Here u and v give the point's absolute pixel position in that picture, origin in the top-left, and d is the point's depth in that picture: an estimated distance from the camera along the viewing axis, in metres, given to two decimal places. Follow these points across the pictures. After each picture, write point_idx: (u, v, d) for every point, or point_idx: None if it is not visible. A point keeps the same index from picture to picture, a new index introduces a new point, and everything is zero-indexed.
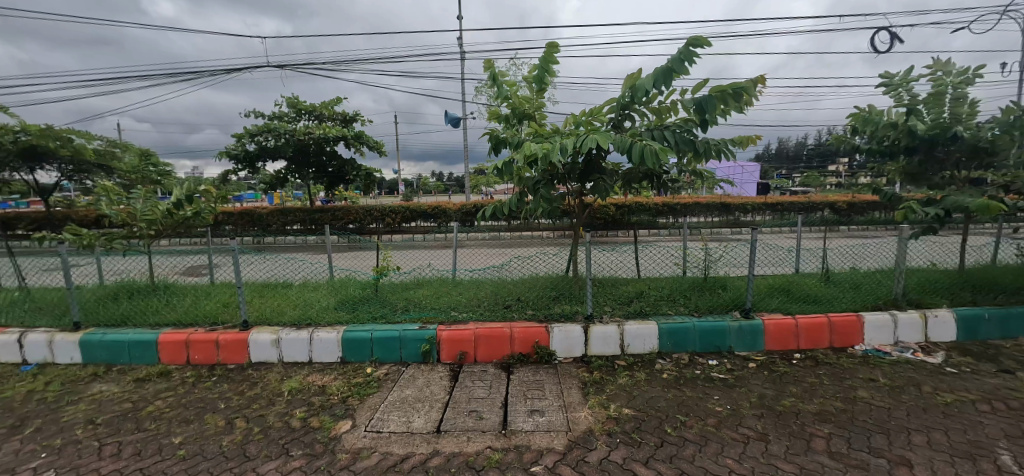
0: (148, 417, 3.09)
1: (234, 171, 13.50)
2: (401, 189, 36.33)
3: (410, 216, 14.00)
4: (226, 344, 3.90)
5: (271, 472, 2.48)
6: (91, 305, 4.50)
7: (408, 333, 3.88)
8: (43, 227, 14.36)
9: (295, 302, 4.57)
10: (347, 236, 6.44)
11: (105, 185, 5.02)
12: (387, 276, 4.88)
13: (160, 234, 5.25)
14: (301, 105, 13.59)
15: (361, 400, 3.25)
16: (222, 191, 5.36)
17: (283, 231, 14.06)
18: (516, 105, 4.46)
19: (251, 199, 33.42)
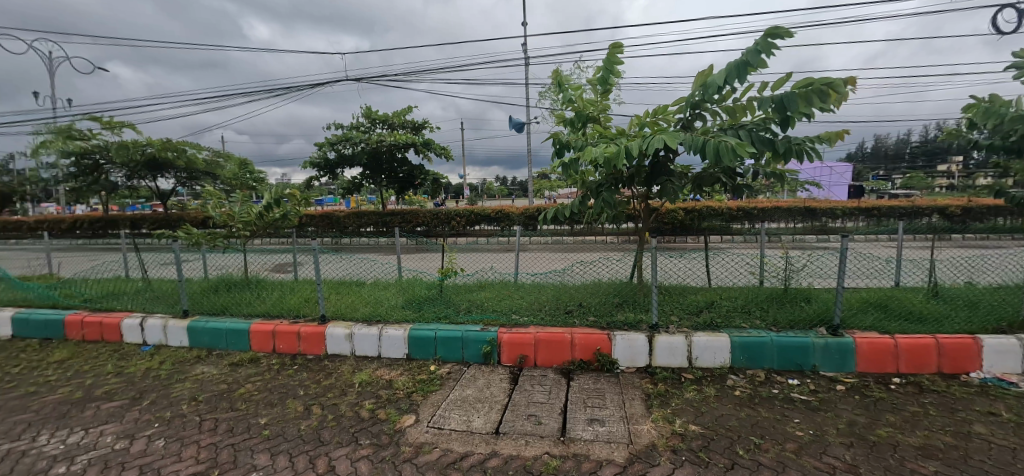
0: (239, 398, 3.43)
1: (316, 178, 14.67)
2: (466, 193, 37.40)
3: (473, 220, 14.34)
4: (306, 336, 4.23)
5: (342, 458, 2.64)
6: (198, 295, 5.11)
7: (470, 334, 3.96)
8: (163, 226, 16.54)
9: (367, 300, 4.85)
10: (415, 237, 6.63)
11: (211, 190, 5.68)
12: (452, 278, 5.02)
13: (255, 234, 5.82)
14: (376, 115, 14.48)
15: (425, 396, 3.37)
16: (305, 195, 5.82)
17: (358, 233, 15.03)
18: (581, 108, 4.40)
19: (331, 202, 36.17)
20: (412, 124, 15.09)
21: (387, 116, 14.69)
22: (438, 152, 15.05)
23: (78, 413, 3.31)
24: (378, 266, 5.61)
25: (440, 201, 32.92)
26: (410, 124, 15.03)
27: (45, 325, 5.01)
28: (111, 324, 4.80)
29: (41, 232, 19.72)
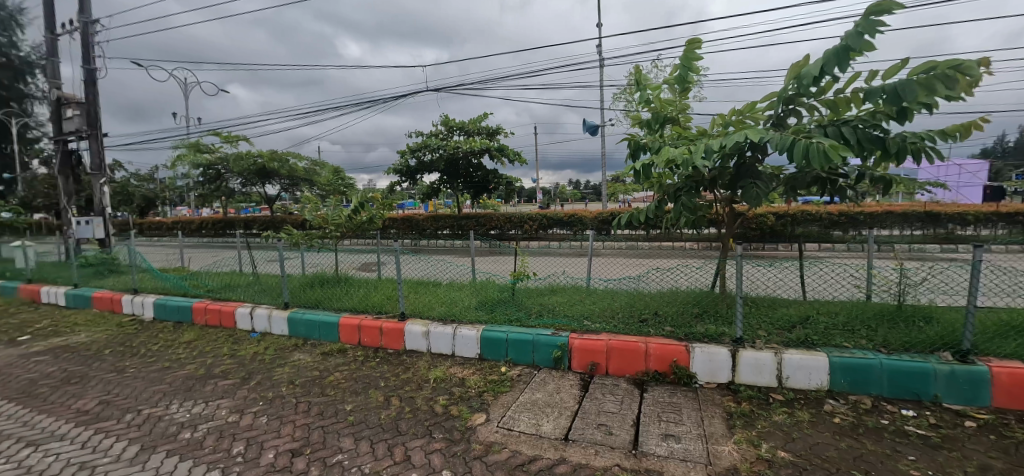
0: (329, 385, 3.75)
1: (399, 183, 15.62)
2: (539, 197, 37.55)
3: (545, 224, 14.35)
4: (387, 331, 4.51)
5: (417, 449, 2.77)
6: (297, 289, 5.68)
7: (541, 338, 3.95)
8: (270, 227, 18.63)
9: (443, 300, 5.05)
10: (489, 240, 6.66)
11: (309, 196, 6.30)
12: (524, 281, 5.03)
13: (344, 236, 6.33)
14: (453, 123, 15.10)
15: (496, 396, 3.43)
16: (388, 200, 6.22)
17: (435, 235, 15.75)
18: (658, 109, 4.17)
19: (410, 206, 38.26)
20: (487, 130, 15.51)
21: (464, 123, 15.25)
22: (511, 157, 15.31)
23: (200, 387, 3.84)
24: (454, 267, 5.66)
25: (513, 204, 33.42)
26: (485, 130, 15.47)
27: (179, 310, 5.90)
28: (228, 312, 5.52)
29: (177, 231, 23.17)
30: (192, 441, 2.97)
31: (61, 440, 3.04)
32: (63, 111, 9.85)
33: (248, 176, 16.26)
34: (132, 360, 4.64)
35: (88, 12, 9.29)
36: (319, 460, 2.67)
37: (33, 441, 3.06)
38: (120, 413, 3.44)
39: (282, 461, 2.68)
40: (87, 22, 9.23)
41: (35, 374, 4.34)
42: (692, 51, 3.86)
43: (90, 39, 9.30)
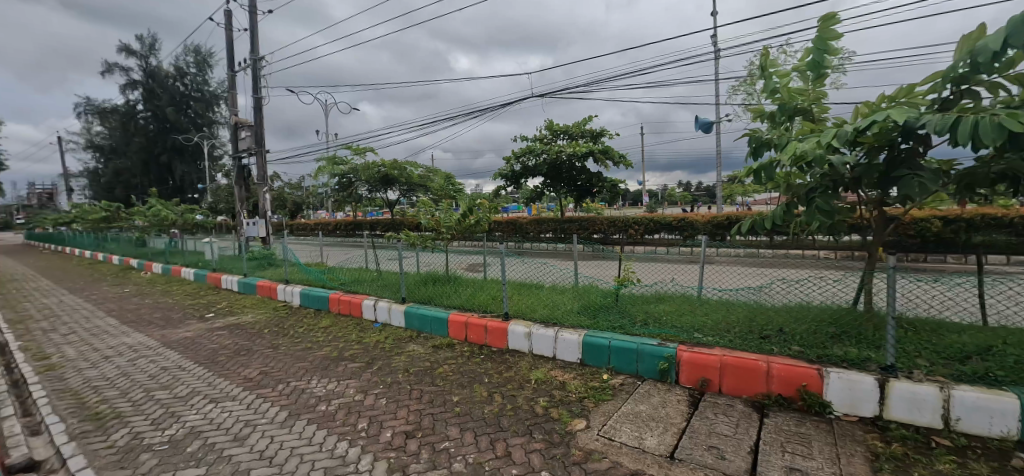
0: (438, 376, 4.03)
1: (505, 188, 16.17)
2: (646, 201, 35.95)
3: (652, 228, 13.66)
4: (492, 330, 4.71)
5: (518, 446, 2.82)
6: (413, 286, 6.23)
7: (645, 347, 3.74)
8: (391, 229, 20.64)
9: (545, 302, 5.10)
10: (592, 244, 6.51)
11: (424, 200, 6.85)
12: (628, 287, 4.81)
13: (454, 238, 6.75)
14: (557, 127, 15.21)
15: (597, 403, 3.33)
16: (494, 203, 6.48)
17: (538, 238, 16.01)
18: (786, 100, 3.67)
19: (514, 210, 39.41)
20: (591, 132, 15.32)
21: (568, 126, 15.27)
22: (617, 159, 14.90)
23: (334, 368, 4.41)
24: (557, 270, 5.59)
25: (619, 208, 32.44)
26: (589, 132, 15.30)
27: (319, 299, 6.86)
28: (356, 303, 6.27)
29: (318, 232, 26.87)
30: (327, 413, 3.42)
31: (234, 400, 3.73)
32: (240, 133, 12.08)
33: (374, 183, 18.21)
34: (284, 339, 5.50)
35: (258, 51, 11.28)
36: (428, 444, 2.88)
37: (215, 398, 3.80)
38: (274, 383, 4.10)
39: (397, 441, 2.95)
40: (257, 59, 11.22)
41: (217, 345, 5.38)
42: (829, 28, 3.40)
43: (259, 73, 11.28)
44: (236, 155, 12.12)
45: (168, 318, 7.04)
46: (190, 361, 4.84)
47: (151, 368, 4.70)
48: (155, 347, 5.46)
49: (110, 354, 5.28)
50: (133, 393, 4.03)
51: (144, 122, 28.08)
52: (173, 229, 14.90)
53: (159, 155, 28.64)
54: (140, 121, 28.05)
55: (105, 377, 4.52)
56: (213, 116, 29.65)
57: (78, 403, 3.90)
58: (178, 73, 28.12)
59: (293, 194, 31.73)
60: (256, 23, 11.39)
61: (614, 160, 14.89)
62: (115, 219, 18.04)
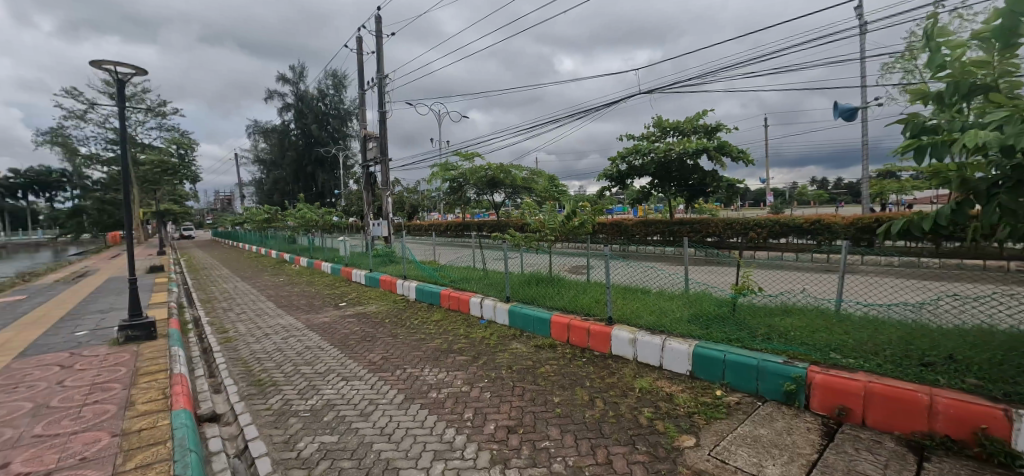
0: (540, 375, 4.09)
1: (609, 189, 15.80)
2: (771, 201, 32.35)
3: (777, 232, 12.23)
4: (595, 333, 4.64)
5: (619, 456, 2.72)
6: (517, 286, 6.41)
7: (767, 365, 3.34)
8: (497, 230, 21.47)
9: (652, 308, 4.86)
10: (705, 246, 6.02)
11: (529, 202, 6.98)
12: (748, 296, 4.33)
13: (558, 239, 6.77)
14: (666, 123, 14.42)
15: (708, 420, 3.07)
16: (598, 204, 6.37)
17: (644, 241, 15.35)
18: (961, 76, 2.92)
19: (620, 211, 38.29)
20: (705, 127, 14.26)
21: (679, 122, 14.40)
22: (735, 156, 13.66)
23: (444, 359, 4.72)
24: (664, 275, 5.26)
25: (737, 209, 29.66)
26: (703, 128, 14.25)
27: (432, 294, 7.41)
28: (465, 300, 6.65)
29: (431, 232, 29.00)
30: (437, 400, 3.67)
31: (361, 380, 4.21)
32: (368, 144, 13.58)
33: (482, 187, 19.10)
34: (402, 329, 6.06)
35: (383, 71, 12.58)
36: (528, 441, 2.93)
37: (346, 377, 4.33)
38: (393, 368, 4.52)
39: (500, 434, 3.05)
40: (383, 78, 12.50)
41: (348, 330, 6.12)
42: None
43: (384, 90, 12.56)
44: (365, 164, 13.64)
45: (311, 304, 8.19)
46: (327, 343, 5.58)
47: (299, 346, 5.52)
48: (301, 328, 6.40)
49: (269, 332, 6.31)
50: (285, 366, 4.78)
51: (296, 138, 33.04)
52: (316, 228, 17.29)
53: (306, 166, 33.47)
54: (292, 137, 33.06)
55: (265, 351, 5.42)
56: (347, 130, 33.75)
57: (247, 370, 4.74)
58: (321, 95, 32.59)
59: (410, 197, 34.72)
60: (382, 46, 12.71)
61: (732, 157, 13.66)
62: (273, 220, 21.50)
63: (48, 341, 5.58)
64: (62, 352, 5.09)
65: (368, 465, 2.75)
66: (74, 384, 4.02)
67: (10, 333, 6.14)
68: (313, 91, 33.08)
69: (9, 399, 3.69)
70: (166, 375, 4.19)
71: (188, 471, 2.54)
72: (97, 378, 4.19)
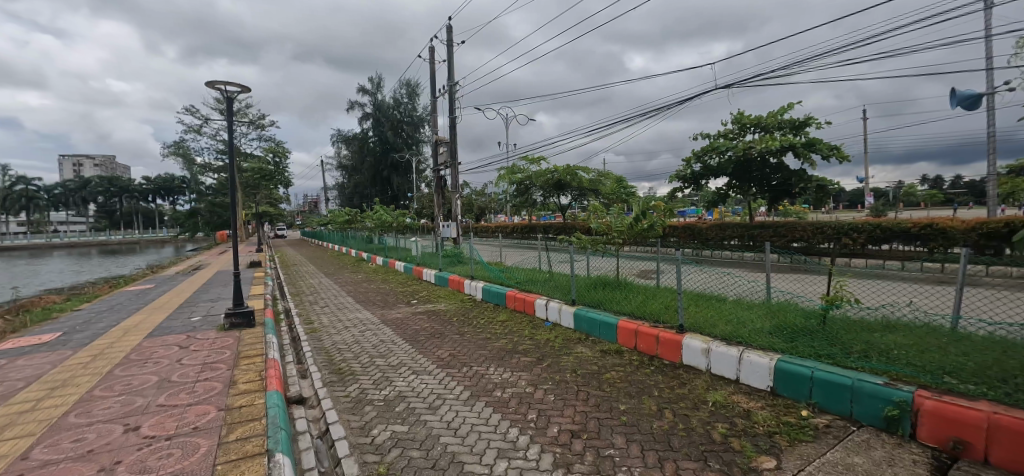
0: (606, 381, 4.00)
1: (682, 190, 15.09)
2: (870, 202, 29.10)
3: (878, 237, 10.95)
4: (664, 341, 4.45)
5: (689, 471, 2.59)
6: (583, 289, 6.33)
7: (863, 385, 3.01)
8: (563, 233, 21.37)
9: (728, 318, 4.55)
10: (789, 253, 5.53)
11: (596, 204, 6.86)
12: (842, 308, 3.91)
13: (626, 243, 6.56)
14: (746, 120, 13.51)
15: (791, 442, 2.82)
16: (669, 206, 6.11)
17: (720, 246, 14.48)
18: None
19: (693, 214, 36.40)
20: (791, 122, 13.15)
21: (760, 118, 13.41)
22: (826, 153, 12.44)
23: (509, 359, 4.79)
24: (742, 282, 4.91)
25: (829, 210, 27.04)
26: (789, 123, 13.16)
27: (498, 295, 7.54)
28: (530, 301, 6.70)
29: (497, 234, 29.51)
30: (501, 399, 3.73)
31: (430, 375, 4.39)
32: (439, 149, 14.14)
33: (548, 189, 19.13)
34: (469, 328, 6.24)
35: (454, 78, 13.04)
36: (593, 448, 2.88)
37: (416, 371, 4.54)
38: (460, 365, 4.67)
39: (563, 438, 3.03)
40: (453, 85, 12.96)
41: (419, 327, 6.42)
42: None
43: (454, 97, 13.01)
44: (436, 168, 14.21)
45: (386, 301, 8.69)
46: (400, 337, 5.89)
47: (374, 339, 5.88)
48: (377, 323, 6.81)
49: (349, 325, 6.79)
50: (362, 357, 5.11)
51: (374, 145, 35.23)
52: (391, 229, 18.30)
53: (382, 171, 35.59)
54: (371, 144, 35.30)
55: (345, 342, 5.84)
56: (420, 136, 35.40)
57: (329, 359, 5.14)
58: (396, 103, 34.46)
59: (478, 200, 35.64)
60: (453, 54, 13.18)
61: (823, 154, 12.47)
62: (353, 222, 23.10)
63: (170, 325, 6.44)
64: (181, 334, 5.84)
65: (435, 457, 2.86)
66: (190, 362, 4.60)
67: (142, 317, 7.17)
68: (389, 100, 35.08)
69: (140, 372, 4.31)
70: (262, 359, 4.66)
71: (279, 447, 2.80)
72: (207, 358, 4.76)
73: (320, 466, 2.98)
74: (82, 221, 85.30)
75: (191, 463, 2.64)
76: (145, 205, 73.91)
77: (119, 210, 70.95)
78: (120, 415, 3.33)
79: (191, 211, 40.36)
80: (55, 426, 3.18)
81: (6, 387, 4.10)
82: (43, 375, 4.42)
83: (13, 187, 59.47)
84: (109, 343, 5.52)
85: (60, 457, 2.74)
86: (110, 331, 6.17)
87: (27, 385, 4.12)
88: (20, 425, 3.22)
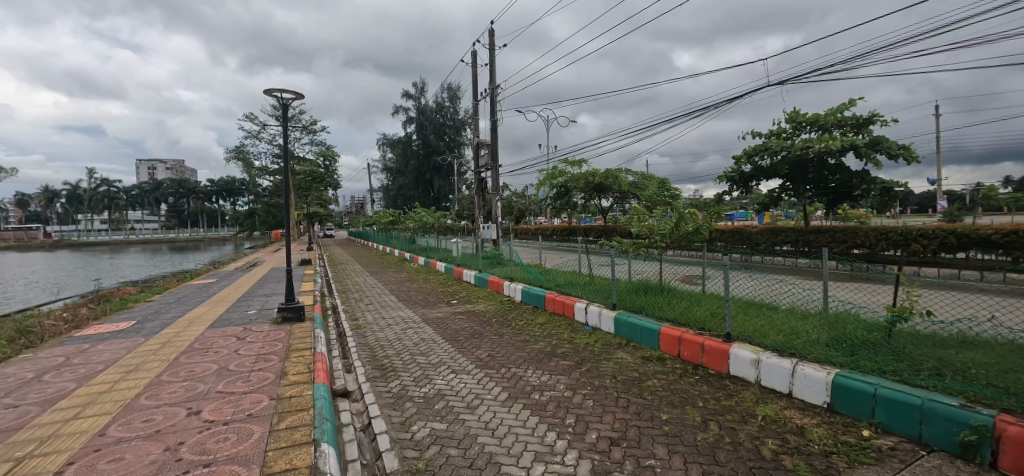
0: (647, 389, 3.89)
1: (730, 193, 14.48)
2: (941, 206, 26.89)
3: (952, 244, 10.03)
4: (710, 350, 4.28)
5: None
6: (624, 293, 6.16)
7: (934, 406, 2.75)
8: (604, 235, 21.07)
9: (781, 328, 4.27)
10: (850, 260, 5.10)
11: (637, 207, 6.67)
12: (910, 320, 3.58)
13: (669, 247, 6.26)
14: (803, 118, 12.78)
15: (851, 464, 2.62)
16: (717, 209, 5.84)
17: (772, 251, 13.77)
18: None
19: (742, 217, 34.83)
20: (853, 120, 12.33)
21: (818, 116, 12.66)
22: (893, 152, 11.56)
23: (547, 362, 4.76)
24: (797, 290, 4.56)
25: (895, 214, 25.05)
26: (850, 121, 12.35)
27: (538, 297, 7.53)
28: (570, 305, 6.63)
29: (537, 236, 29.49)
30: (540, 402, 3.71)
31: (468, 374, 4.44)
32: (480, 152, 14.32)
33: (589, 192, 18.95)
34: (507, 329, 6.26)
35: (495, 81, 13.16)
36: (633, 457, 2.80)
37: (456, 370, 4.59)
38: (499, 365, 4.70)
39: (602, 444, 2.97)
40: (495, 88, 13.08)
41: (458, 326, 6.50)
42: None
43: (496, 100, 13.12)
44: (477, 171, 14.39)
45: (427, 300, 8.88)
46: (440, 336, 5.98)
47: (416, 337, 6.02)
48: (417, 321, 6.96)
49: (391, 322, 6.99)
50: (404, 354, 5.25)
51: (417, 148, 36.17)
52: (433, 231, 18.72)
53: (425, 173, 36.52)
54: (415, 147, 36.27)
55: (388, 339, 6.02)
56: (462, 139, 36.01)
57: (372, 355, 5.32)
58: (439, 107, 35.27)
59: (518, 202, 35.85)
60: (495, 58, 13.32)
61: (889, 154, 11.58)
62: (397, 222, 23.86)
63: (230, 317, 6.89)
64: (238, 327, 6.22)
65: (472, 456, 2.87)
66: (246, 353, 4.89)
67: (205, 309, 7.68)
68: (432, 104, 35.91)
69: (202, 360, 4.63)
70: (310, 352, 4.89)
71: (324, 437, 2.91)
72: (261, 349, 5.04)
73: (363, 458, 3.08)
74: (155, 220, 93.10)
75: (245, 448, 2.78)
76: (209, 205, 79.45)
77: (187, 209, 77.05)
78: (183, 399, 3.58)
79: (250, 212, 43.15)
80: (128, 407, 3.46)
81: (89, 369, 4.50)
82: (119, 359, 4.82)
83: (98, 189, 65.38)
84: (175, 333, 5.95)
85: (131, 435, 2.98)
86: (177, 321, 6.69)
87: (105, 368, 4.52)
88: (99, 404, 3.54)
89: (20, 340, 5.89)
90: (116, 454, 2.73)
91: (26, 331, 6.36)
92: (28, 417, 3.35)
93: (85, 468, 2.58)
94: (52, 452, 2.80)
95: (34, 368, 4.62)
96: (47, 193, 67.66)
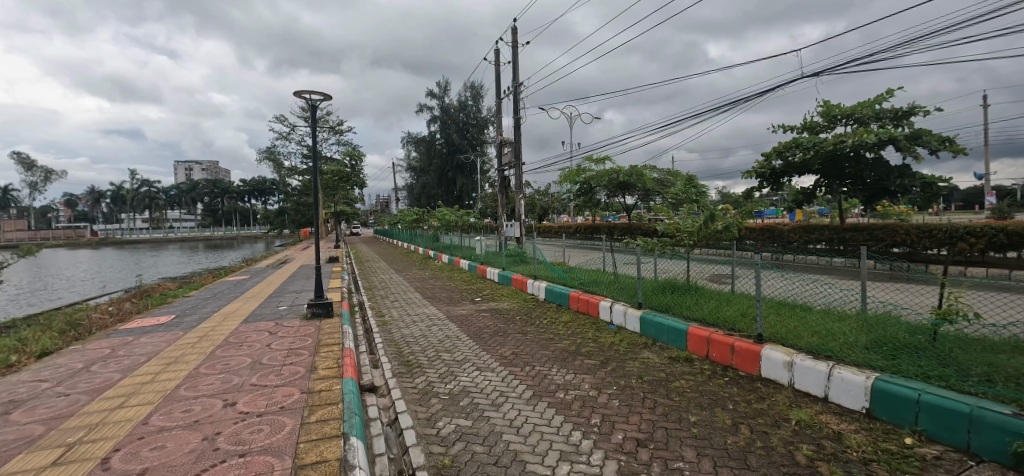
0: (674, 390, 3.81)
1: (760, 189, 14.04)
2: (991, 203, 25.24)
3: (1001, 243, 9.45)
4: (740, 351, 4.16)
5: None
6: (650, 292, 6.05)
7: (984, 415, 2.60)
8: (628, 234, 20.84)
9: (816, 329, 4.11)
10: (888, 259, 4.84)
11: (663, 205, 6.51)
12: (956, 324, 3.37)
13: (695, 245, 6.05)
14: (836, 110, 12.30)
15: (891, 472, 2.51)
16: (747, 206, 5.63)
17: (805, 250, 13.33)
18: None
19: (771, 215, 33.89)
20: (892, 112, 11.81)
21: (854, 108, 12.15)
22: (936, 146, 10.99)
23: (573, 360, 4.73)
24: (833, 290, 4.35)
25: (938, 212, 23.76)
26: (889, 113, 11.83)
27: (563, 296, 7.48)
28: (594, 303, 6.60)
29: (560, 234, 29.35)
30: (564, 401, 3.69)
31: (493, 372, 4.44)
32: (504, 150, 14.36)
33: (612, 189, 18.73)
34: (531, 327, 6.25)
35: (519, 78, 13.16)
36: (660, 459, 2.76)
37: (480, 367, 4.63)
38: (522, 364, 4.68)
39: (628, 445, 2.93)
40: (517, 86, 13.04)
41: (482, 324, 6.54)
42: None
43: (519, 97, 13.12)
44: (499, 169, 14.40)
45: (451, 298, 8.96)
46: (464, 334, 6.02)
47: (442, 334, 6.08)
48: (442, 319, 7.04)
49: (417, 319, 7.08)
50: (429, 351, 5.32)
51: (441, 147, 36.53)
52: (456, 229, 18.90)
53: (448, 172, 36.92)
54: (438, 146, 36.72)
55: (413, 335, 6.11)
56: (485, 137, 36.15)
57: (398, 351, 5.39)
58: (461, 105, 35.61)
59: (540, 200, 35.61)
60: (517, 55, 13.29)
61: (931, 147, 11.02)
62: (420, 221, 24.22)
63: (262, 313, 7.11)
64: (270, 321, 6.43)
65: (497, 454, 2.88)
66: (278, 347, 5.04)
67: (239, 304, 7.96)
68: (455, 102, 36.28)
69: (237, 354, 4.79)
70: (338, 347, 5.00)
71: (353, 431, 2.98)
72: (292, 344, 5.20)
73: (389, 452, 3.13)
74: (191, 219, 97.16)
75: (277, 440, 2.86)
76: (242, 205, 82.30)
77: (221, 209, 80.23)
78: (220, 391, 3.72)
79: (280, 211, 44.57)
80: (169, 397, 3.62)
81: (133, 360, 4.73)
82: (160, 351, 5.05)
83: (139, 189, 68.45)
84: (211, 327, 6.19)
85: (172, 424, 3.11)
86: (212, 316, 6.95)
87: (147, 359, 4.74)
88: (143, 394, 3.71)
89: (70, 332, 6.24)
90: (159, 442, 2.86)
91: (76, 324, 6.73)
92: (79, 405, 3.54)
93: (131, 454, 2.72)
94: (99, 439, 2.94)
95: (84, 359, 4.89)
96: (93, 193, 71.60)
